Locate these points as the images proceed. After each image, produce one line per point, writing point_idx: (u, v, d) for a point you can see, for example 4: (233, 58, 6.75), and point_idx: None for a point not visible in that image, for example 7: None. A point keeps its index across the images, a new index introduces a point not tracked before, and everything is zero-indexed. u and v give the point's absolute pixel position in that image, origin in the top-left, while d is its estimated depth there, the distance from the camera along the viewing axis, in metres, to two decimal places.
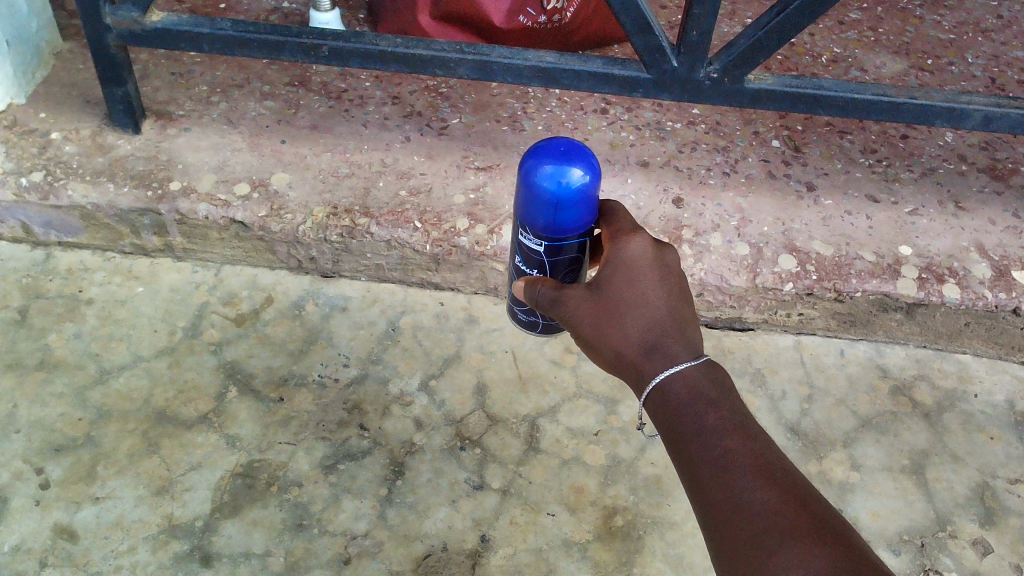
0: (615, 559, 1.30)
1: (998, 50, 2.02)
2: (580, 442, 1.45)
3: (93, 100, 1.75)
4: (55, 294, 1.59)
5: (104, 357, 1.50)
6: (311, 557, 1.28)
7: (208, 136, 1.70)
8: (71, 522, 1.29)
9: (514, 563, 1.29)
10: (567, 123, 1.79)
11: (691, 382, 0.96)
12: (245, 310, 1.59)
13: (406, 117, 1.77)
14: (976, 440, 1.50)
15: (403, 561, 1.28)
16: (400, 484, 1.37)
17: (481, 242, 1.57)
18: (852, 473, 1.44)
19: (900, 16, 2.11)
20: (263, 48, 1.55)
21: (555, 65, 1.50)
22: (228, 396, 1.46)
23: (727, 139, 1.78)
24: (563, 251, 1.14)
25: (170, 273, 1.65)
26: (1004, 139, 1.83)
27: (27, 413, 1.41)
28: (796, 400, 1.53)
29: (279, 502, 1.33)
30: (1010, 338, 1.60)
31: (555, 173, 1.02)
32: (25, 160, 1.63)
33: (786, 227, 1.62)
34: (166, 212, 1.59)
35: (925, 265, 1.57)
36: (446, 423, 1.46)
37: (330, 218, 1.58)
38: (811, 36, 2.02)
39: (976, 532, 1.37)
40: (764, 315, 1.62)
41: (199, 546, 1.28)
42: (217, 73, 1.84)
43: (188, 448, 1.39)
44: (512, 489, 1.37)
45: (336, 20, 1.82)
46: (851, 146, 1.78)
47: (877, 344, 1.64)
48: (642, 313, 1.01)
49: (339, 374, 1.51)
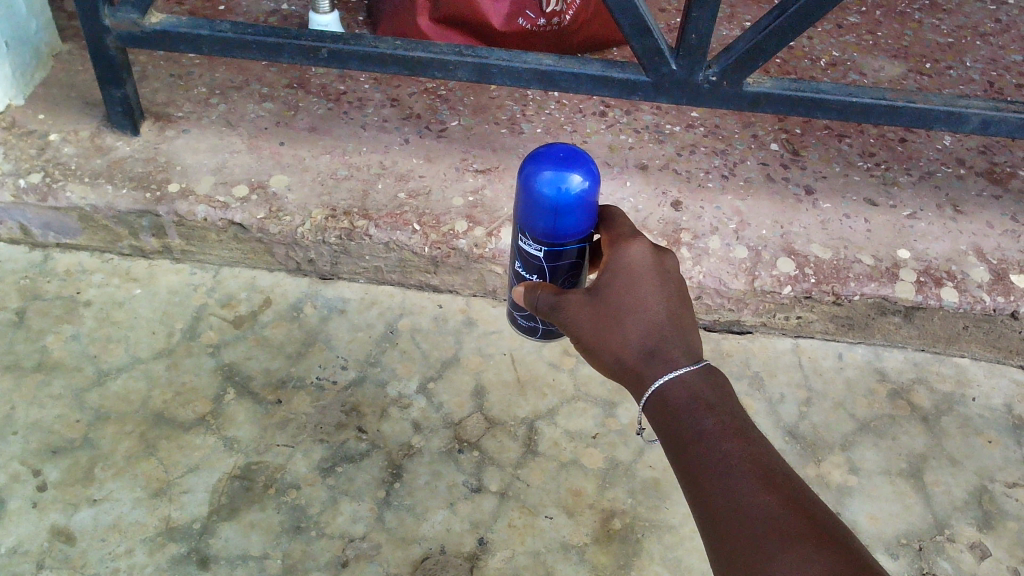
0: (613, 562, 1.30)
1: (996, 54, 2.02)
2: (578, 445, 1.45)
3: (92, 102, 1.75)
4: (53, 295, 1.59)
5: (101, 358, 1.50)
6: (308, 559, 1.27)
7: (207, 138, 1.70)
8: (68, 524, 1.28)
9: (512, 566, 1.29)
10: (566, 126, 1.79)
11: (691, 387, 0.96)
12: (243, 312, 1.59)
13: (405, 119, 1.77)
14: (974, 444, 1.50)
15: (401, 563, 1.28)
16: (398, 486, 1.37)
17: (480, 244, 1.57)
18: (850, 476, 1.44)
19: (899, 19, 2.12)
20: (262, 50, 1.55)
21: (554, 68, 1.50)
22: (226, 398, 1.46)
23: (725, 142, 1.79)
24: (563, 256, 1.14)
25: (168, 275, 1.65)
26: (1003, 143, 1.83)
27: (25, 414, 1.41)
28: (794, 403, 1.54)
29: (276, 504, 1.33)
30: (1009, 342, 1.60)
31: (554, 179, 1.02)
32: (24, 161, 1.63)
33: (785, 230, 1.63)
34: (165, 214, 1.59)
35: (923, 269, 1.58)
36: (444, 426, 1.45)
37: (328, 220, 1.58)
38: (810, 40, 2.02)
39: (974, 536, 1.37)
40: (762, 318, 1.62)
41: (196, 548, 1.27)
42: (216, 75, 1.84)
43: (186, 450, 1.38)
44: (510, 492, 1.37)
45: (335, 22, 1.83)
46: (849, 149, 1.78)
47: (875, 347, 1.64)
48: (642, 318, 1.01)
49: (338, 376, 1.51)
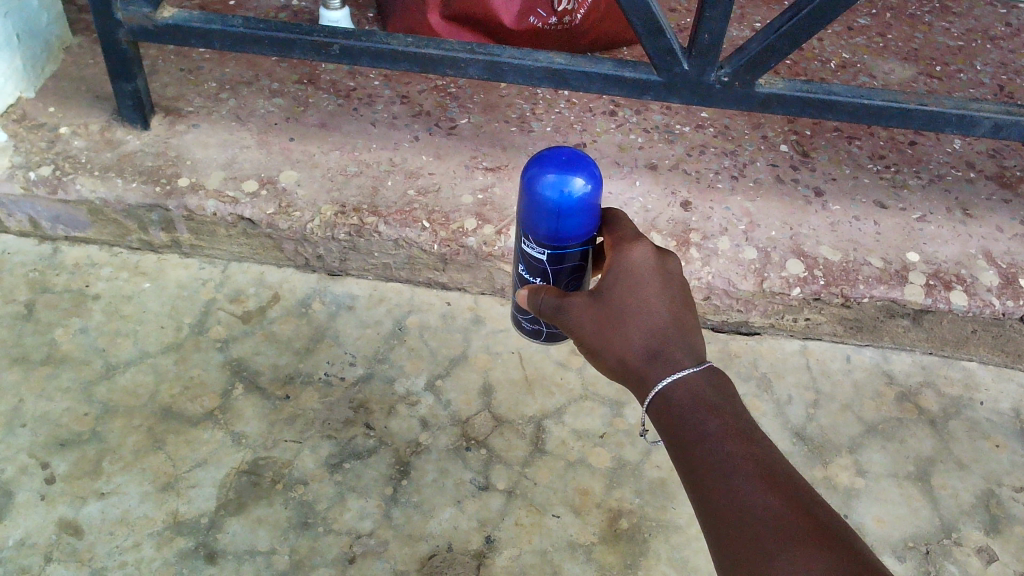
0: (620, 562, 1.30)
1: (1007, 58, 2.02)
2: (586, 444, 1.45)
3: (103, 95, 1.75)
4: (61, 289, 1.59)
5: (110, 352, 1.50)
6: (315, 555, 1.27)
7: (217, 133, 1.70)
8: (76, 517, 1.29)
9: (519, 565, 1.29)
10: (575, 125, 1.79)
11: (694, 388, 0.96)
12: (252, 307, 1.59)
13: (415, 117, 1.77)
14: (982, 448, 1.50)
15: (408, 561, 1.28)
16: (405, 483, 1.37)
17: (489, 242, 1.57)
18: (857, 478, 1.44)
19: (909, 22, 2.11)
20: (273, 46, 1.54)
21: (565, 66, 1.50)
22: (234, 393, 1.46)
23: (735, 143, 1.78)
24: (566, 259, 1.14)
25: (176, 269, 1.65)
26: (1013, 146, 1.82)
27: (33, 406, 1.41)
28: (802, 405, 1.53)
29: (284, 500, 1.33)
30: (1017, 346, 1.59)
31: (557, 182, 1.02)
32: (35, 154, 1.63)
33: (794, 231, 1.62)
34: (174, 208, 1.58)
35: (933, 272, 1.57)
36: (451, 423, 1.45)
37: (338, 216, 1.58)
38: (820, 41, 2.02)
39: (981, 540, 1.37)
40: (770, 320, 1.62)
41: (203, 543, 1.27)
42: (226, 70, 1.84)
43: (193, 444, 1.39)
44: (517, 491, 1.37)
45: (345, 18, 1.82)
46: (859, 151, 1.78)
47: (883, 350, 1.64)
48: (645, 320, 1.01)
49: (346, 372, 1.51)
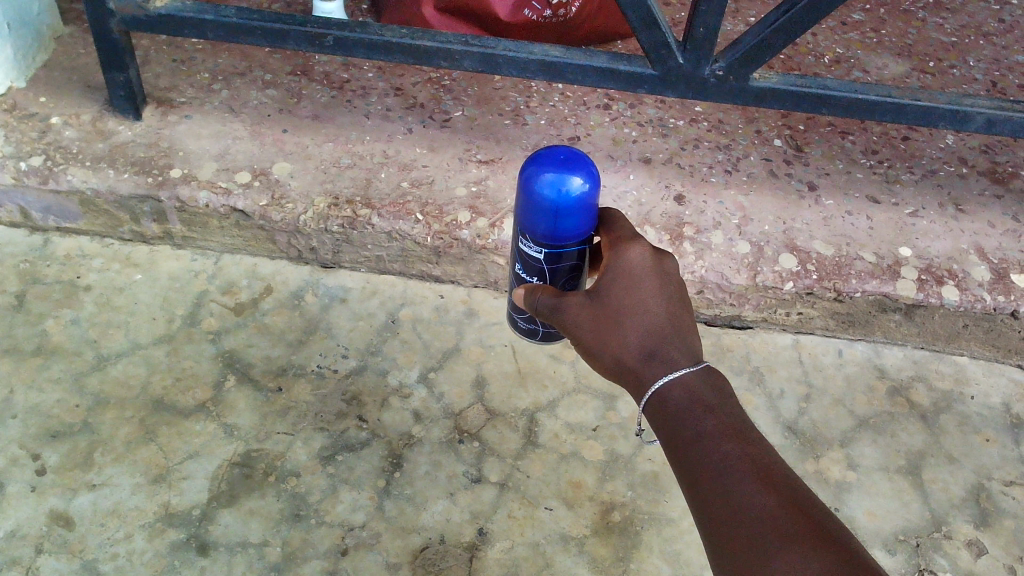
0: (613, 555, 1.30)
1: (999, 54, 2.02)
2: (578, 436, 1.45)
3: (95, 86, 1.74)
4: (52, 280, 1.58)
5: (102, 343, 1.49)
6: (308, 548, 1.27)
7: (209, 124, 1.69)
8: (67, 508, 1.28)
9: (512, 557, 1.29)
10: (570, 118, 1.79)
11: (690, 389, 0.96)
12: (245, 299, 1.59)
13: (408, 109, 1.77)
14: (973, 442, 1.50)
15: (401, 553, 1.28)
16: (398, 476, 1.37)
17: (483, 235, 1.57)
18: (849, 472, 1.44)
19: (903, 18, 2.11)
20: (267, 36, 1.53)
21: (560, 59, 1.49)
22: (226, 385, 1.45)
23: (729, 137, 1.78)
24: (563, 258, 1.14)
25: (169, 261, 1.65)
26: (1005, 142, 1.83)
27: (24, 397, 1.40)
28: (794, 399, 1.54)
29: (276, 492, 1.33)
30: (1008, 341, 1.60)
31: (556, 181, 1.02)
32: (25, 144, 1.61)
33: (787, 226, 1.63)
34: (166, 199, 1.58)
35: (925, 267, 1.58)
36: (445, 416, 1.46)
37: (331, 208, 1.58)
38: (813, 36, 2.02)
39: (970, 533, 1.38)
40: (763, 314, 1.62)
41: (195, 535, 1.27)
42: (219, 61, 1.83)
43: (186, 436, 1.38)
44: (510, 483, 1.37)
45: (339, 9, 1.82)
46: (852, 146, 1.78)
47: (875, 344, 1.64)
48: (641, 319, 1.01)
49: (339, 365, 1.51)
